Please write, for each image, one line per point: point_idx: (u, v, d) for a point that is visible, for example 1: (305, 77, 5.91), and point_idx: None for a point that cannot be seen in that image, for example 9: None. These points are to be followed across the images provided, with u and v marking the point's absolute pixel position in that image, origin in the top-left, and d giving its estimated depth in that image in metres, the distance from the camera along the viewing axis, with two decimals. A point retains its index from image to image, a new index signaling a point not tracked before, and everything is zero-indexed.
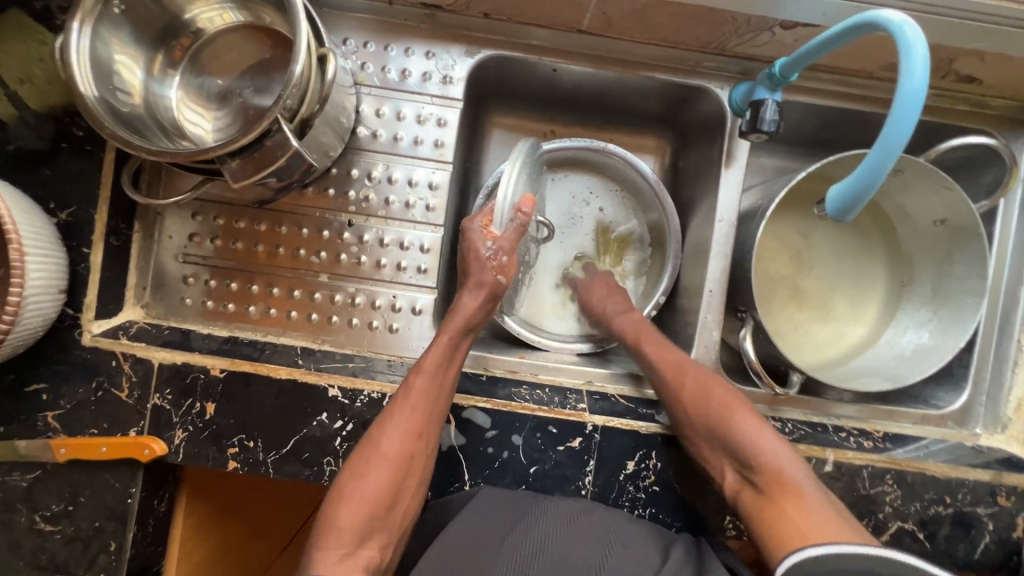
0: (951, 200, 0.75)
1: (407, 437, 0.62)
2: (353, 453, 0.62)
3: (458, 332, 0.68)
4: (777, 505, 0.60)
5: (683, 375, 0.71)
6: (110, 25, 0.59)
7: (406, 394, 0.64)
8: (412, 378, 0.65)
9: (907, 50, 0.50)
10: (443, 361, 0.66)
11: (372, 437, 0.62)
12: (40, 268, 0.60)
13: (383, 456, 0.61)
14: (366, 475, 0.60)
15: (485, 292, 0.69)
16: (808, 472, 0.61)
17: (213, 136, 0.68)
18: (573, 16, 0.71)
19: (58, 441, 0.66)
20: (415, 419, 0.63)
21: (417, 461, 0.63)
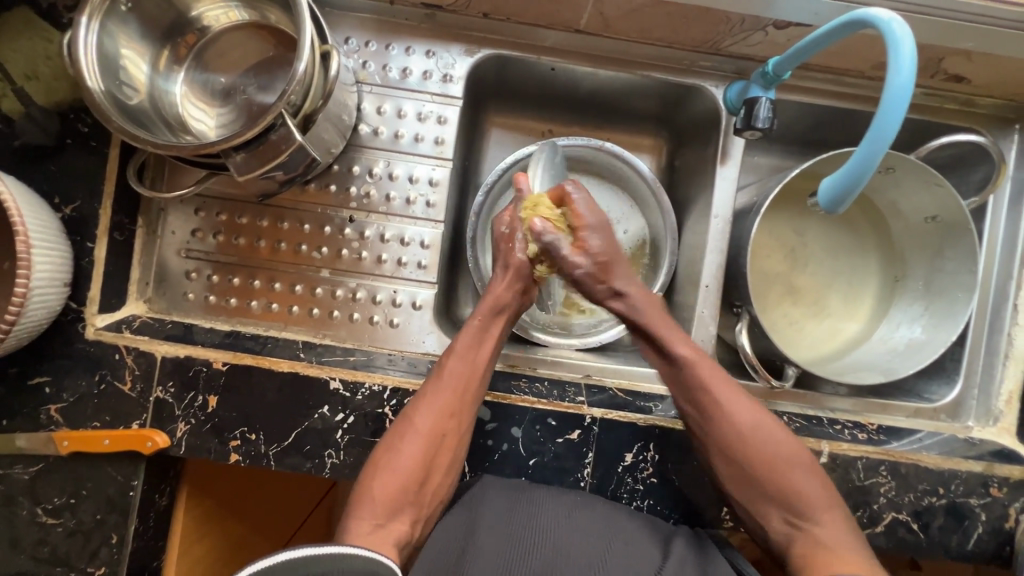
0: (940, 196, 0.77)
1: (439, 415, 0.64)
2: (391, 427, 0.65)
3: (487, 316, 0.70)
4: (814, 550, 0.57)
5: (702, 403, 0.67)
6: (118, 21, 0.60)
7: (439, 372, 0.67)
8: (445, 359, 0.68)
9: (895, 47, 0.52)
10: (473, 344, 0.69)
11: (407, 413, 0.65)
12: (46, 262, 0.61)
13: (415, 432, 0.63)
14: (401, 450, 0.63)
15: (514, 274, 0.70)
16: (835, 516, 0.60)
17: (217, 131, 0.69)
18: (571, 16, 0.73)
19: (61, 434, 0.66)
20: (448, 398, 0.65)
21: (448, 440, 0.65)
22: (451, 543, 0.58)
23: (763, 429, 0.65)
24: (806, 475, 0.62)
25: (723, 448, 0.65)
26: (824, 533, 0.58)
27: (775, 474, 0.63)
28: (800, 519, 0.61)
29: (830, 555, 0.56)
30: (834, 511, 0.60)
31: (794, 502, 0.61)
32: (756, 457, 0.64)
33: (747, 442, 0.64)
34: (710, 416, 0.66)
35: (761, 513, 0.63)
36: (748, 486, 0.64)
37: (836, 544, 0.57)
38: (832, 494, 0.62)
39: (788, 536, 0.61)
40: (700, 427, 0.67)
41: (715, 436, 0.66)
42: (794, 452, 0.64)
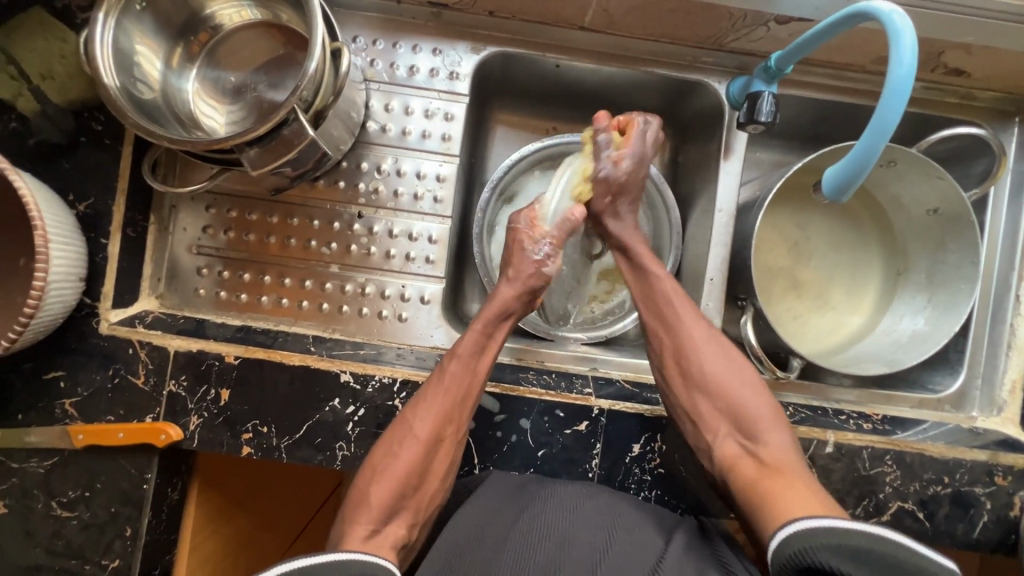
0: (942, 188, 0.78)
1: (439, 420, 0.64)
2: (387, 432, 0.64)
3: (491, 320, 0.70)
4: (761, 475, 0.58)
5: (666, 319, 0.71)
6: (133, 20, 0.61)
7: (441, 376, 0.66)
8: (447, 362, 0.67)
9: (896, 39, 0.53)
10: (477, 349, 0.68)
11: (405, 417, 0.64)
12: (62, 256, 0.62)
13: (415, 437, 0.62)
14: (399, 454, 0.61)
15: (522, 286, 0.72)
16: (783, 435, 0.62)
17: (228, 128, 0.70)
18: (575, 13, 0.74)
19: (75, 427, 0.67)
20: (448, 402, 0.65)
21: (446, 445, 0.64)
22: (460, 535, 0.59)
23: (723, 356, 0.68)
24: (758, 399, 0.65)
25: (681, 362, 0.68)
26: (768, 452, 0.60)
27: (728, 394, 0.65)
28: (746, 438, 0.63)
29: (774, 476, 0.57)
30: (782, 433, 0.62)
31: (743, 422, 0.64)
32: (710, 375, 0.67)
33: (697, 362, 0.68)
34: (672, 332, 0.70)
35: (709, 431, 0.65)
36: (700, 403, 0.66)
37: (779, 463, 0.59)
38: (781, 417, 0.63)
39: (732, 453, 0.63)
40: (662, 343, 0.71)
41: (676, 351, 0.69)
42: (750, 378, 0.67)
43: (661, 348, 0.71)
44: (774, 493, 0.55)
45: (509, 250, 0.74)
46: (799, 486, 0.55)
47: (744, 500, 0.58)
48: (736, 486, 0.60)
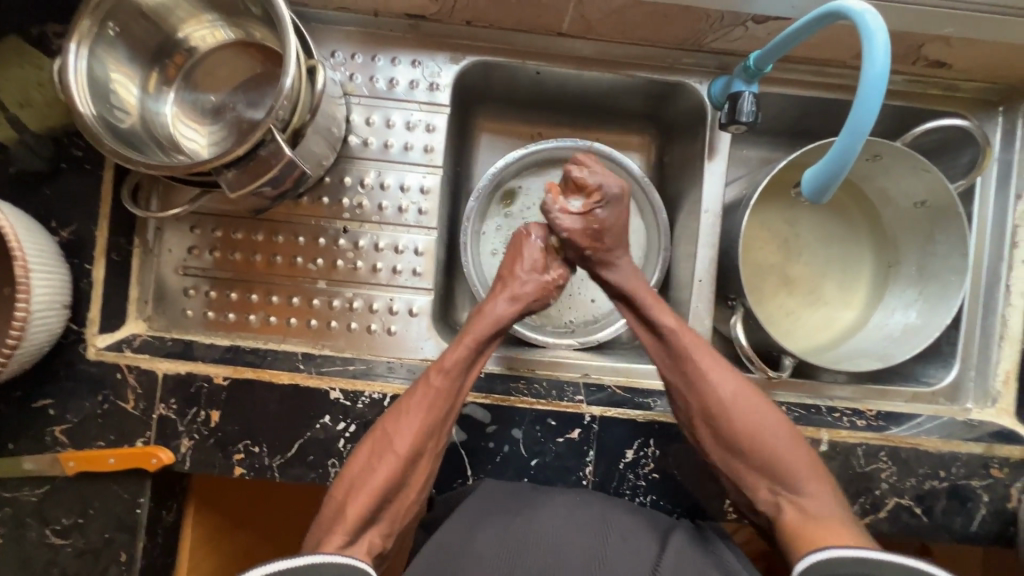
0: (928, 181, 0.78)
1: (421, 435, 0.62)
2: (367, 442, 0.62)
3: (481, 339, 0.67)
4: (802, 522, 0.57)
5: (691, 377, 0.67)
6: (106, 47, 0.61)
7: (426, 390, 0.64)
8: (431, 374, 0.65)
9: (869, 38, 0.53)
10: (465, 364, 0.66)
11: (387, 429, 0.62)
12: (45, 285, 0.62)
13: (394, 453, 0.61)
14: (377, 467, 0.60)
15: (523, 306, 0.71)
16: (821, 484, 0.60)
17: (209, 149, 0.70)
18: (553, 20, 0.73)
19: (66, 454, 0.67)
20: (432, 418, 0.63)
21: (424, 461, 0.63)
22: (451, 540, 0.59)
23: (754, 408, 0.65)
24: (792, 444, 0.63)
25: (711, 419, 0.65)
26: (811, 503, 0.59)
27: (761, 444, 0.63)
28: (784, 487, 0.61)
29: (819, 525, 0.56)
30: (820, 482, 0.61)
31: (780, 473, 0.62)
32: (744, 429, 0.64)
33: (729, 410, 0.65)
34: (697, 390, 0.66)
35: (746, 482, 0.64)
36: (734, 456, 0.64)
37: (821, 513, 0.58)
38: (818, 464, 0.62)
39: (771, 503, 0.61)
40: (686, 401, 0.67)
41: (704, 411, 0.65)
42: (780, 425, 0.64)
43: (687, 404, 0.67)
44: (817, 538, 0.55)
45: (513, 254, 0.72)
46: (838, 529, 0.55)
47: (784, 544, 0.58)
48: (778, 533, 0.59)
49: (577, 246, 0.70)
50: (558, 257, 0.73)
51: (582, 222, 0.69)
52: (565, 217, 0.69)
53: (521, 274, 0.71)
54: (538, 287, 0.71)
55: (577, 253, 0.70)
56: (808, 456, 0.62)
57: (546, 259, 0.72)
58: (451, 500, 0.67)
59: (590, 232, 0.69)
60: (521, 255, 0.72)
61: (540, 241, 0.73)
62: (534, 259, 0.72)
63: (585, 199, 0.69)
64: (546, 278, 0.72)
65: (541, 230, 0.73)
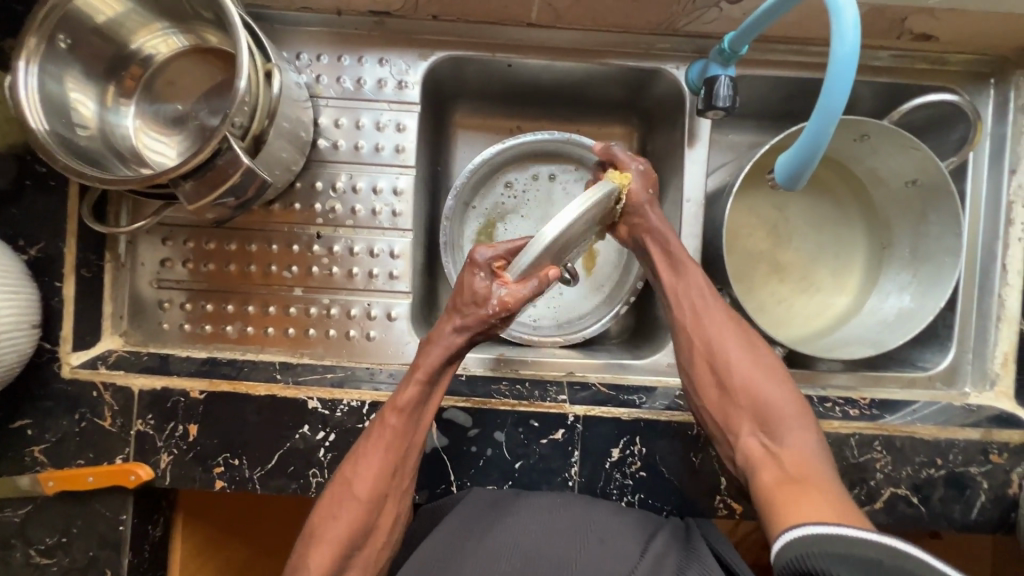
0: (918, 158, 0.75)
1: (380, 477, 0.60)
2: (329, 490, 0.61)
3: (434, 368, 0.64)
4: (784, 488, 0.55)
5: (699, 319, 0.67)
6: (58, 61, 0.60)
7: (382, 430, 0.62)
8: (386, 414, 0.63)
9: (837, 16, 0.50)
10: (420, 400, 0.63)
11: (345, 474, 0.61)
12: (11, 305, 0.61)
13: (354, 496, 0.59)
14: (340, 516, 0.58)
15: (469, 336, 0.64)
16: (807, 441, 0.59)
17: (174, 159, 0.68)
18: (520, 9, 0.71)
19: (45, 474, 0.66)
20: (390, 458, 0.61)
21: (389, 501, 0.61)
22: (431, 553, 0.58)
23: (751, 354, 0.65)
24: (782, 394, 0.63)
25: (712, 365, 0.66)
26: (791, 455, 0.58)
27: (752, 392, 0.63)
28: (769, 438, 0.61)
29: (794, 486, 0.55)
30: (806, 435, 0.60)
31: (766, 418, 0.62)
32: (739, 374, 0.64)
33: (726, 355, 0.65)
34: (700, 329, 0.67)
35: (734, 431, 0.63)
36: (726, 402, 0.64)
37: (801, 466, 0.57)
38: (807, 416, 0.62)
39: (753, 451, 0.61)
40: (690, 345, 0.67)
41: (704, 352, 0.66)
42: (776, 373, 0.64)
43: (690, 349, 0.67)
44: (795, 511, 0.52)
45: (457, 286, 0.64)
46: (818, 497, 0.53)
47: (760, 502, 0.57)
48: (754, 488, 0.58)
49: (645, 180, 0.69)
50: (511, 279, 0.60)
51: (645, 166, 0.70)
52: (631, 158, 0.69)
53: (464, 307, 0.63)
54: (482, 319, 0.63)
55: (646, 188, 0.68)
56: (797, 407, 0.62)
57: (490, 289, 0.62)
58: (434, 506, 0.66)
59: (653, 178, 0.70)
60: (463, 286, 0.63)
61: (483, 271, 0.62)
62: (476, 291, 0.62)
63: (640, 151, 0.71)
64: (489, 310, 0.62)
65: (488, 254, 0.62)
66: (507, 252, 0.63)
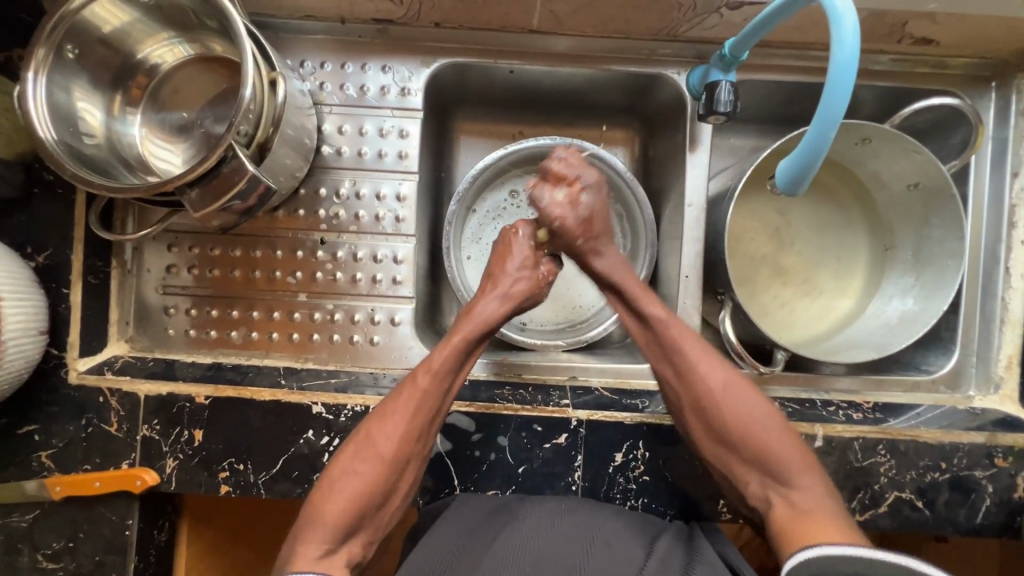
0: (920, 162, 0.75)
1: (405, 438, 0.60)
2: (351, 442, 0.61)
3: (472, 336, 0.66)
4: (796, 521, 0.56)
5: (682, 368, 0.66)
6: (65, 72, 0.60)
7: (411, 391, 0.62)
8: (419, 374, 0.63)
9: (836, 22, 0.50)
10: (453, 365, 0.64)
11: (369, 431, 0.61)
12: (19, 312, 0.62)
13: (376, 455, 0.59)
14: (358, 471, 0.59)
15: (512, 305, 0.68)
16: (814, 480, 0.59)
17: (180, 167, 0.69)
18: (521, 17, 0.72)
19: (53, 479, 0.67)
20: (417, 421, 0.61)
21: (410, 464, 0.61)
22: (435, 554, 0.58)
23: (745, 396, 0.64)
24: (781, 437, 0.61)
25: (701, 414, 0.64)
26: (799, 496, 0.58)
27: (750, 438, 0.62)
28: (775, 481, 0.60)
29: (806, 521, 0.55)
30: (812, 473, 0.59)
31: (769, 463, 0.60)
32: (735, 421, 0.62)
33: (717, 401, 0.63)
34: (688, 382, 0.65)
35: (737, 475, 0.62)
36: (727, 449, 0.63)
37: (809, 507, 0.56)
38: (810, 456, 0.61)
39: (761, 495, 0.61)
40: (678, 395, 0.66)
41: (695, 405, 0.64)
42: (772, 414, 0.63)
43: (678, 398, 0.66)
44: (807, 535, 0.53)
45: (502, 252, 0.70)
46: (829, 527, 0.54)
47: (775, 540, 0.56)
48: (769, 529, 0.58)
49: (567, 236, 0.67)
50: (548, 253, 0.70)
51: (571, 211, 0.66)
52: (554, 207, 0.66)
53: (508, 273, 0.69)
54: (532, 283, 0.69)
55: (569, 244, 0.67)
56: (798, 448, 0.61)
57: (536, 255, 0.70)
58: (438, 511, 0.66)
59: (581, 220, 0.66)
60: (511, 252, 0.69)
61: (529, 240, 0.70)
62: (524, 257, 0.69)
63: (568, 190, 0.66)
64: (537, 274, 0.69)
65: (529, 228, 0.71)
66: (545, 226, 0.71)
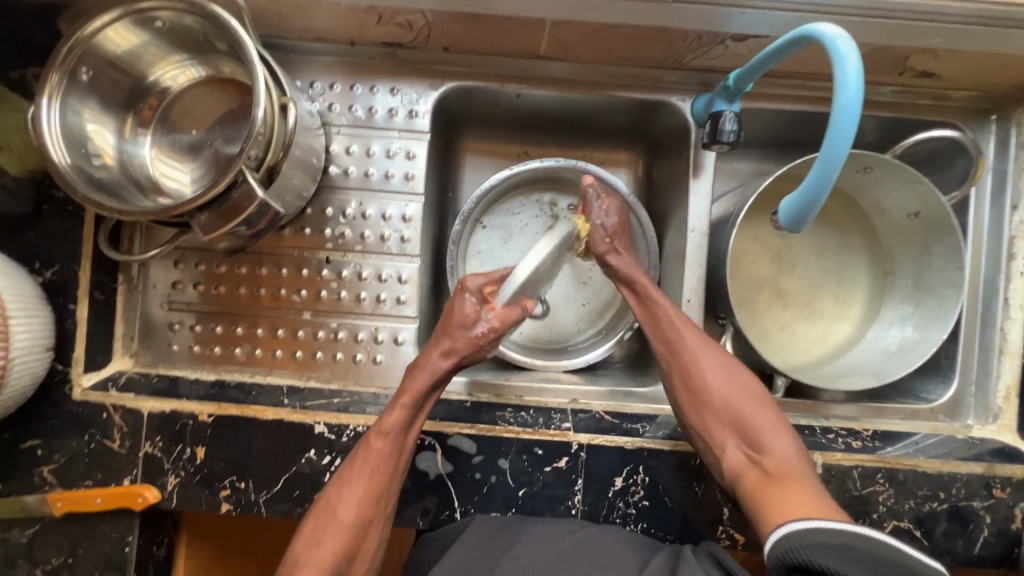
0: (921, 192, 0.76)
1: (366, 501, 0.61)
2: (314, 512, 0.61)
3: (421, 394, 0.65)
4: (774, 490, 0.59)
5: (675, 343, 0.69)
6: (79, 95, 0.62)
7: (367, 454, 0.62)
8: (372, 439, 0.63)
9: (840, 64, 0.51)
10: (406, 423, 0.64)
11: (330, 500, 0.61)
12: (25, 330, 0.62)
13: (339, 521, 0.59)
14: (323, 541, 0.58)
15: (458, 360, 0.67)
16: (790, 446, 0.63)
17: (190, 187, 0.70)
18: (530, 44, 0.73)
19: (54, 495, 0.67)
20: (376, 482, 0.62)
21: (374, 526, 0.61)
22: None
23: (727, 369, 0.68)
24: (759, 406, 0.66)
25: (690, 383, 0.68)
26: (773, 460, 0.62)
27: (731, 406, 0.66)
28: (750, 447, 0.64)
29: (778, 486, 0.59)
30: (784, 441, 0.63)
31: (747, 430, 0.65)
32: (717, 391, 0.67)
33: (704, 374, 0.67)
34: (680, 354, 0.69)
35: (717, 446, 0.66)
36: (708, 420, 0.66)
37: (783, 473, 0.60)
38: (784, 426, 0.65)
39: (738, 462, 0.64)
40: (671, 366, 0.70)
41: (685, 375, 0.68)
42: (750, 386, 0.67)
43: (671, 370, 0.70)
44: (782, 503, 0.57)
45: (446, 313, 0.68)
46: (801, 491, 0.57)
47: (752, 508, 0.60)
48: (745, 495, 0.62)
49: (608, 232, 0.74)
50: (497, 306, 0.67)
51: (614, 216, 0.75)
52: (602, 209, 0.75)
53: (454, 331, 0.67)
54: (472, 343, 0.67)
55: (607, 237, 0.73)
56: (774, 418, 0.65)
57: (479, 313, 0.67)
58: (437, 534, 0.66)
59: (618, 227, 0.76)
60: (454, 310, 0.67)
61: (474, 297, 0.67)
62: (467, 315, 0.66)
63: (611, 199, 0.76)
64: (479, 333, 0.67)
65: (476, 282, 0.67)
66: (496, 279, 0.68)
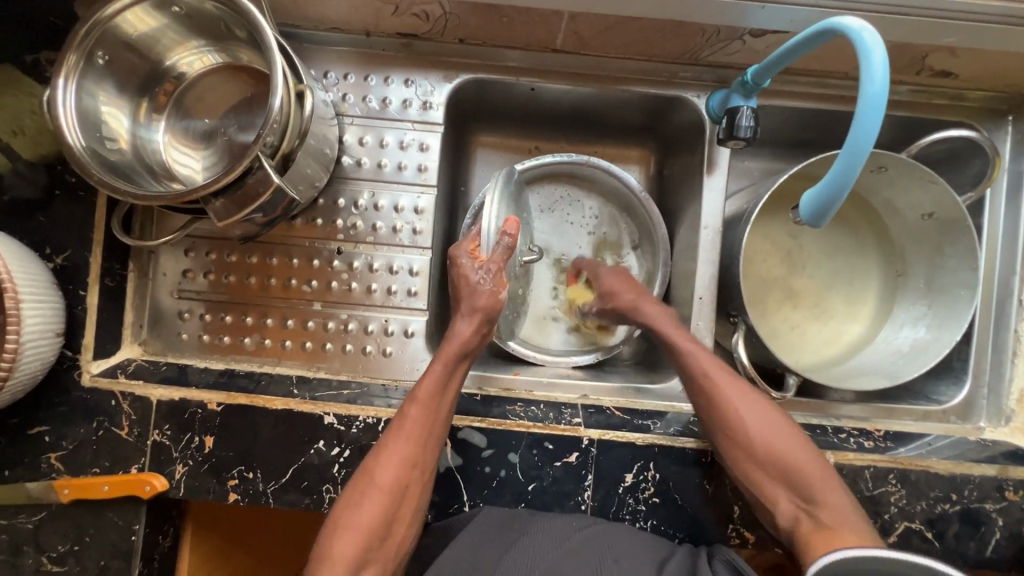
0: (936, 192, 0.75)
1: (402, 467, 0.60)
2: (352, 482, 0.61)
3: (453, 358, 0.64)
4: (822, 538, 0.57)
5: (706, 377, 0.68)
6: (96, 78, 0.61)
7: (402, 421, 0.62)
8: (406, 407, 0.63)
9: (866, 57, 0.51)
10: (439, 388, 0.64)
11: (368, 468, 0.60)
12: (36, 314, 0.62)
13: (376, 486, 0.59)
14: (362, 506, 0.58)
15: (479, 318, 0.65)
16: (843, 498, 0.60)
17: (202, 174, 0.69)
18: (546, 36, 0.72)
19: (61, 482, 0.67)
20: (412, 448, 0.61)
21: (411, 489, 0.61)
22: None
23: (761, 412, 0.66)
24: (803, 451, 0.63)
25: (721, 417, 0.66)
26: (824, 512, 0.59)
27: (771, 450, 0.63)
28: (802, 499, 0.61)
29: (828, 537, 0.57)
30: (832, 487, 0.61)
31: (792, 477, 0.62)
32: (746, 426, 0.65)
33: (738, 412, 0.66)
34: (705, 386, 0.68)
35: (763, 491, 0.63)
36: (749, 462, 0.64)
37: (837, 525, 0.57)
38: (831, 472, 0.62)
39: (790, 515, 0.61)
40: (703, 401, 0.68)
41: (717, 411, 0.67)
42: (783, 427, 0.65)
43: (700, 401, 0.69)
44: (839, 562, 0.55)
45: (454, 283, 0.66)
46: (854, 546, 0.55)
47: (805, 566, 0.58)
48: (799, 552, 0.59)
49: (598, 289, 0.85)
50: (485, 254, 0.64)
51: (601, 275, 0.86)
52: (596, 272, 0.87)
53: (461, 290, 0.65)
54: (491, 296, 0.64)
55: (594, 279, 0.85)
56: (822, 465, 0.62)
57: (471, 269, 0.64)
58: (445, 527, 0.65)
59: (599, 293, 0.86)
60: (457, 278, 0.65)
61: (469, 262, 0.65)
62: (464, 278, 0.64)
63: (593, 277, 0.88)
64: (481, 284, 0.64)
65: (463, 250, 0.66)
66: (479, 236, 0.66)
